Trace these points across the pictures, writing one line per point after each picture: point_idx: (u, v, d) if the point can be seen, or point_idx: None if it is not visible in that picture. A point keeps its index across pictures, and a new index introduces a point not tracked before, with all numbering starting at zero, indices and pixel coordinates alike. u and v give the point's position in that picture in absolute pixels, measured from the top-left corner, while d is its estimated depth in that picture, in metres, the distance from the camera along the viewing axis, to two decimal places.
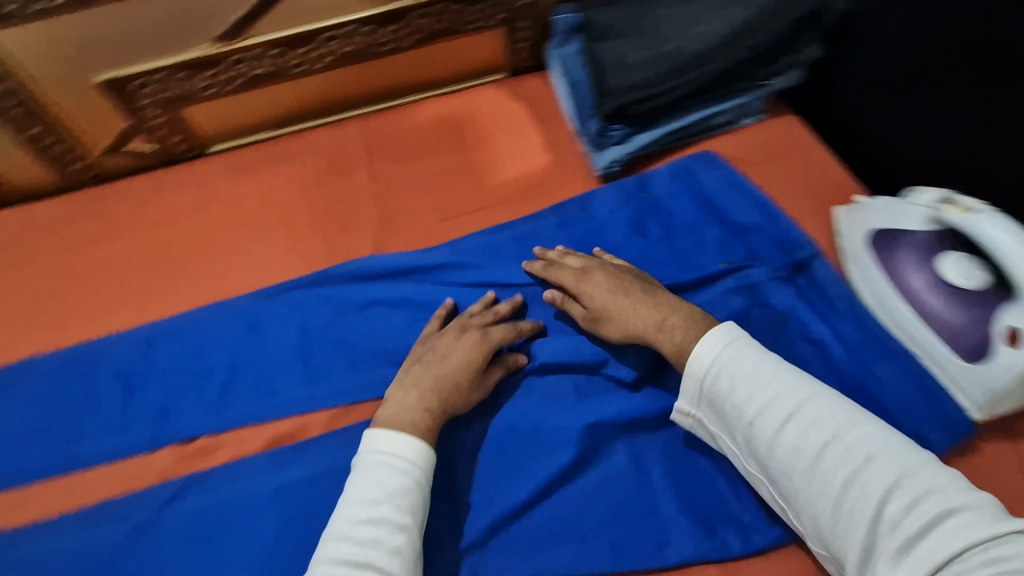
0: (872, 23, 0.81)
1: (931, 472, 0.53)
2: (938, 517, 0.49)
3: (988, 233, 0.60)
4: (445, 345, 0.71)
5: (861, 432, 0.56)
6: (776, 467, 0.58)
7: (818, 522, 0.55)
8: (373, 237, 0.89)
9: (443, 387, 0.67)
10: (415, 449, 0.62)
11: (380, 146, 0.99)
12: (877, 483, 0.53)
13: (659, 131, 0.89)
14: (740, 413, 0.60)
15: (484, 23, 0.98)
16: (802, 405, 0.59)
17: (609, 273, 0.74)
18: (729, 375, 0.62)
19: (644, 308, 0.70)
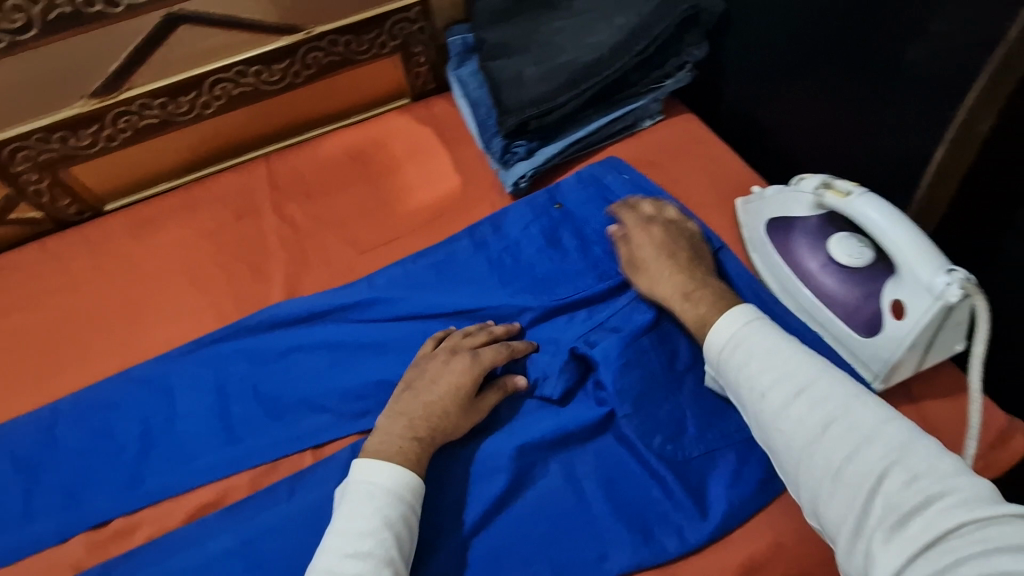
0: (741, 21, 0.84)
1: (932, 453, 0.50)
2: (934, 497, 0.47)
3: (864, 213, 0.63)
4: (430, 373, 0.69)
5: (867, 410, 0.53)
6: (776, 440, 0.56)
7: (810, 493, 0.53)
8: (287, 281, 0.87)
9: (428, 417, 0.66)
10: (400, 476, 0.61)
11: (285, 186, 0.96)
12: (876, 458, 0.50)
13: (562, 144, 0.90)
14: (752, 385, 0.59)
15: (378, 50, 0.98)
16: (814, 381, 0.56)
17: (671, 233, 0.75)
18: (747, 349, 0.60)
19: (682, 274, 0.71)
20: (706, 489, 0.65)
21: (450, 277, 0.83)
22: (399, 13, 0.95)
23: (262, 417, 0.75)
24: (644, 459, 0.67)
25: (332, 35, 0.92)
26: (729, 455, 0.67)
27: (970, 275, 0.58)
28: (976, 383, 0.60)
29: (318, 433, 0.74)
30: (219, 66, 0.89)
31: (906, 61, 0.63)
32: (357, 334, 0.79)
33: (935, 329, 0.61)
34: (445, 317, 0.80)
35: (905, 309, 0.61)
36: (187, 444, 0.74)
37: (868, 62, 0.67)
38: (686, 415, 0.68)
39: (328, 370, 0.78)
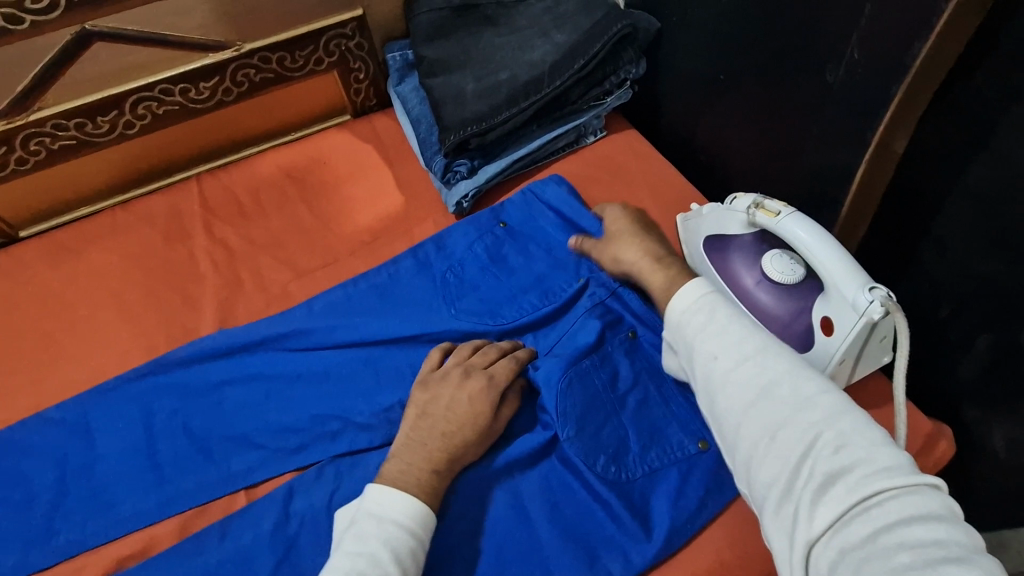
0: (675, 39, 0.86)
1: (864, 421, 0.49)
2: (858, 462, 0.46)
3: (795, 233, 0.65)
4: (444, 397, 0.66)
5: (810, 380, 0.52)
6: (718, 403, 0.55)
7: (742, 454, 0.52)
8: (219, 308, 0.82)
9: (447, 446, 0.64)
10: (414, 508, 0.59)
11: (218, 208, 0.92)
12: (809, 423, 0.49)
13: (505, 161, 0.89)
14: (704, 350, 0.57)
15: (314, 66, 0.95)
16: (762, 348, 0.55)
17: (643, 215, 0.76)
18: (705, 316, 0.59)
19: (650, 245, 0.71)
20: (649, 509, 0.65)
21: (394, 296, 0.81)
22: (334, 29, 0.93)
23: (191, 456, 0.71)
24: (587, 481, 0.66)
25: (264, 51, 0.90)
26: (672, 473, 0.66)
27: (891, 293, 0.60)
28: (900, 396, 0.61)
29: (252, 472, 0.70)
30: (142, 85, 0.85)
31: (827, 83, 0.65)
32: (294, 364, 0.76)
33: (861, 344, 0.63)
34: (387, 343, 0.77)
35: (833, 326, 0.63)
36: (110, 489, 0.70)
37: (791, 83, 0.69)
38: (629, 435, 0.68)
39: (263, 403, 0.74)
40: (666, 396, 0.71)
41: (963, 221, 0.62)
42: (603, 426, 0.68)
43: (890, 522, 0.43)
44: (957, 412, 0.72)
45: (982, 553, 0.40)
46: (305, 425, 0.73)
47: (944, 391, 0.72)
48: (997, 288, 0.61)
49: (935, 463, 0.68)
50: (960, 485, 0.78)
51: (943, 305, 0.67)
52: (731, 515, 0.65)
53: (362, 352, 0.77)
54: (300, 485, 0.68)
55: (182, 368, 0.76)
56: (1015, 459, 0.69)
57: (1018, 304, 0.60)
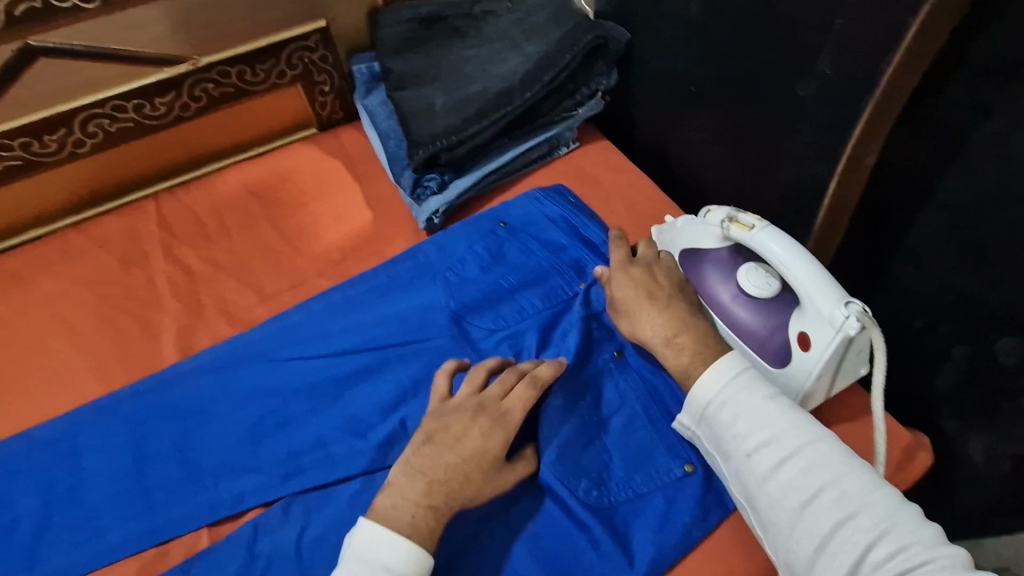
0: (646, 49, 0.85)
1: (911, 518, 0.49)
2: (918, 567, 0.46)
3: (769, 248, 0.64)
4: (453, 431, 0.62)
5: (854, 477, 0.52)
6: (759, 501, 0.54)
7: (788, 552, 0.51)
8: (178, 335, 0.79)
9: (450, 481, 0.59)
10: (407, 554, 0.55)
11: (177, 229, 0.88)
12: (860, 528, 0.49)
13: (476, 175, 0.87)
14: (739, 443, 0.56)
15: (276, 79, 0.92)
16: (801, 444, 0.54)
17: (654, 269, 0.69)
18: (736, 407, 0.57)
19: (664, 314, 0.65)
20: (632, 533, 0.63)
21: (357, 314, 0.76)
22: (297, 41, 0.90)
23: (150, 494, 0.67)
24: (567, 508, 0.63)
25: (223, 65, 0.87)
26: (656, 498, 0.64)
27: (865, 307, 0.60)
28: (878, 411, 0.61)
29: (215, 509, 0.66)
30: (91, 102, 0.81)
31: (797, 96, 0.64)
32: (261, 389, 0.72)
33: (838, 360, 0.62)
34: (358, 367, 0.73)
35: (810, 342, 0.62)
36: (61, 534, 0.65)
37: (761, 95, 0.69)
38: (611, 459, 0.66)
39: (229, 431, 0.70)
40: (649, 415, 0.69)
41: (935, 233, 0.61)
42: (580, 452, 0.66)
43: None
44: (933, 422, 0.72)
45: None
46: (274, 454, 0.68)
47: (920, 401, 0.72)
48: (972, 299, 0.61)
49: (915, 474, 0.67)
50: (938, 492, 0.78)
51: (917, 316, 0.67)
52: (714, 542, 0.63)
53: (335, 373, 0.73)
54: (267, 523, 0.64)
55: (139, 398, 0.72)
56: (992, 467, 0.69)
57: (992, 314, 0.60)
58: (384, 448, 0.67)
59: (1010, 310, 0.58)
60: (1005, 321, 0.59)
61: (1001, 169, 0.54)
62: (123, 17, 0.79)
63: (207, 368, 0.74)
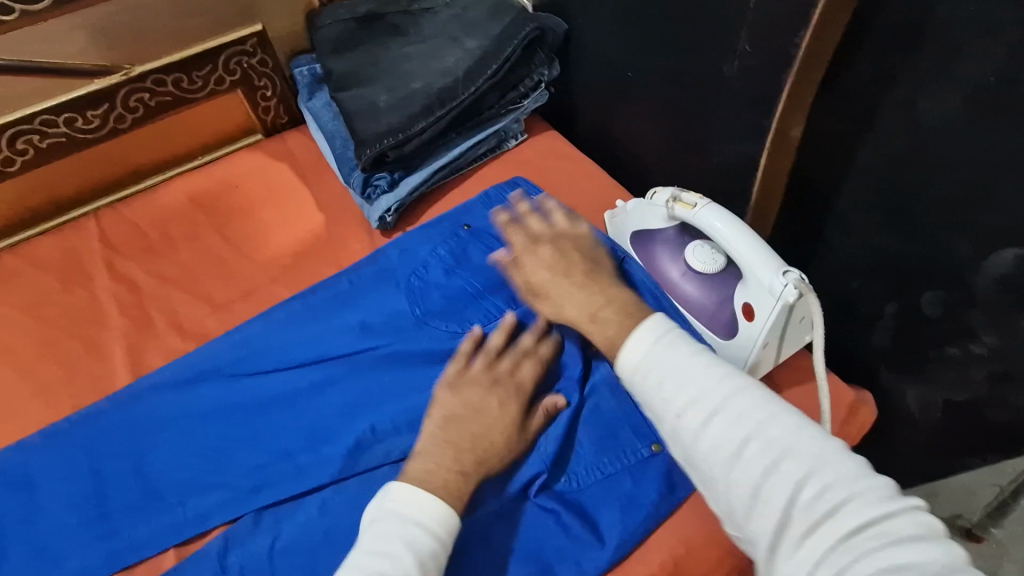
0: (582, 37, 0.87)
1: (836, 455, 0.48)
2: (843, 508, 0.45)
3: (710, 223, 0.66)
4: (469, 400, 0.65)
5: (779, 423, 0.50)
6: (691, 457, 0.53)
7: (727, 506, 0.51)
8: (129, 352, 0.77)
9: (478, 447, 0.62)
10: (435, 509, 0.56)
11: (121, 245, 0.85)
12: (788, 476, 0.47)
13: (425, 172, 0.87)
14: (666, 407, 0.55)
15: (215, 86, 0.90)
16: (724, 399, 0.52)
17: (562, 248, 0.69)
18: (659, 370, 0.56)
19: (581, 294, 0.65)
20: (600, 515, 0.64)
21: (318, 321, 0.76)
22: (233, 46, 0.88)
23: (111, 518, 0.65)
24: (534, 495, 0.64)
25: (157, 73, 0.85)
26: (624, 478, 0.65)
27: (803, 274, 0.62)
28: (820, 374, 0.64)
29: (179, 529, 0.65)
30: (17, 117, 0.79)
31: (725, 75, 0.67)
32: (223, 404, 0.71)
33: (782, 327, 0.64)
34: (321, 374, 0.73)
35: (754, 311, 0.64)
36: (16, 564, 0.63)
37: (692, 77, 0.71)
38: (578, 441, 0.67)
39: (192, 448, 0.69)
40: (620, 401, 0.70)
41: (860, 199, 0.65)
42: (550, 444, 0.66)
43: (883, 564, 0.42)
44: (873, 378, 0.76)
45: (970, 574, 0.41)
46: (239, 468, 0.67)
47: (860, 360, 0.76)
48: (896, 259, 0.65)
49: (860, 429, 0.71)
50: (883, 445, 0.83)
51: (851, 279, 0.71)
52: (685, 513, 0.64)
53: (299, 382, 0.72)
54: (236, 535, 0.63)
55: (94, 421, 0.70)
56: (929, 415, 0.74)
57: (915, 271, 0.64)
58: (351, 453, 0.67)
59: (931, 266, 0.63)
60: (927, 277, 0.63)
61: (909, 133, 0.58)
62: (46, 27, 0.77)
63: (166, 386, 0.72)
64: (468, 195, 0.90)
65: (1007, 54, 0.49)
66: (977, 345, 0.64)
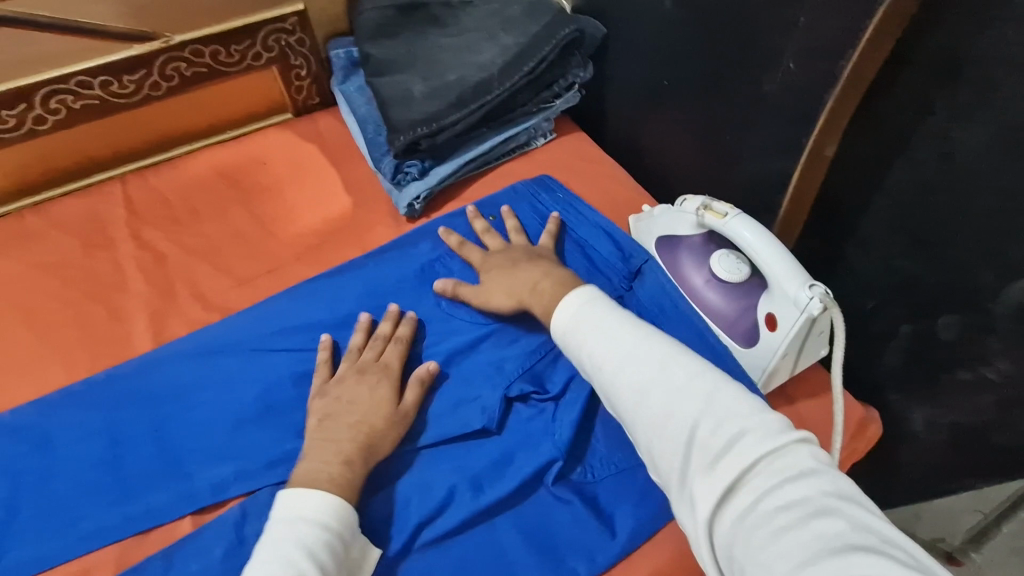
0: (621, 42, 0.88)
1: (738, 397, 0.52)
2: (735, 439, 0.49)
3: (739, 235, 0.67)
4: (341, 396, 0.66)
5: (684, 367, 0.56)
6: (614, 402, 0.58)
7: (643, 445, 0.55)
8: (151, 319, 0.77)
9: (356, 431, 0.63)
10: (325, 503, 0.57)
11: (146, 212, 0.85)
12: (688, 411, 0.52)
13: (455, 162, 0.88)
14: (591, 357, 0.60)
15: (252, 61, 0.91)
16: (639, 349, 0.58)
17: (509, 252, 0.77)
18: (584, 328, 0.62)
19: (523, 276, 0.72)
20: (615, 510, 0.65)
21: (341, 302, 0.77)
22: (274, 23, 0.89)
23: (126, 482, 0.65)
24: (548, 487, 0.65)
25: (196, 44, 0.85)
26: (639, 476, 0.66)
27: (828, 289, 0.63)
28: (837, 388, 0.65)
29: (193, 497, 0.64)
30: (55, 76, 0.78)
31: (764, 91, 0.69)
32: (244, 377, 0.71)
33: (803, 339, 0.66)
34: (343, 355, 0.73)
35: (777, 321, 0.66)
36: (30, 522, 0.63)
37: (729, 90, 0.73)
38: (595, 437, 0.69)
39: (213, 418, 0.69)
40: None
41: (885, 220, 0.67)
42: (566, 439, 0.67)
43: (772, 490, 0.46)
44: (881, 396, 0.78)
45: (850, 500, 0.45)
46: (257, 444, 0.67)
47: (869, 378, 0.78)
48: (915, 281, 0.67)
49: (866, 444, 0.73)
50: (885, 463, 0.85)
51: (868, 298, 0.73)
52: None
53: (323, 361, 0.73)
54: (254, 507, 0.64)
55: (115, 384, 0.70)
56: (934, 436, 0.76)
57: (934, 295, 0.66)
58: None
59: (950, 290, 0.65)
60: (945, 301, 0.66)
61: (942, 160, 0.60)
62: None
63: (189, 354, 0.72)
64: (494, 189, 0.91)
65: None
66: (989, 370, 0.66)
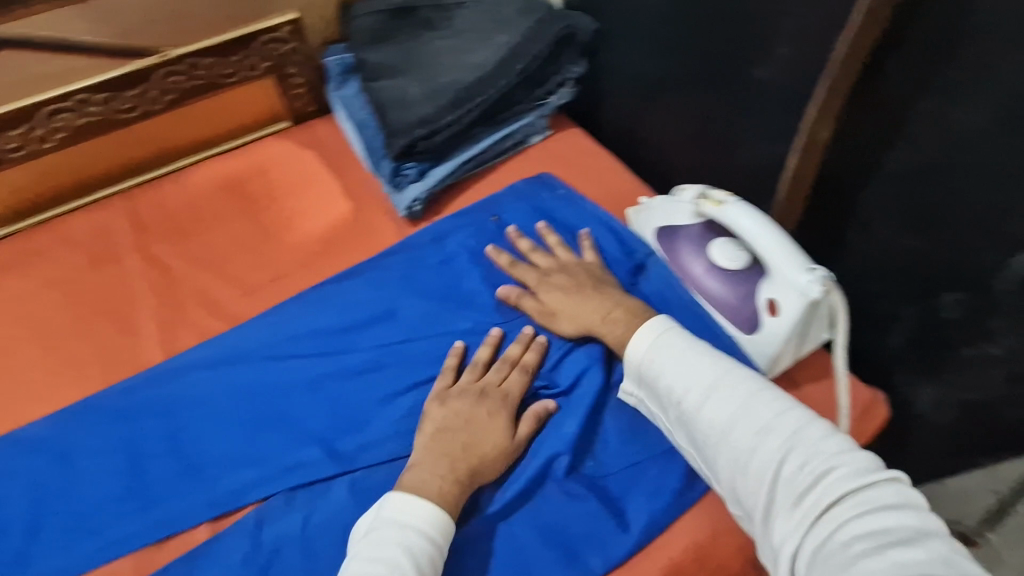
0: (613, 36, 0.88)
1: (823, 435, 0.54)
2: (821, 476, 0.50)
3: (738, 221, 0.68)
4: (461, 412, 0.66)
5: (768, 402, 0.57)
6: (694, 436, 0.60)
7: (724, 479, 0.57)
8: (160, 331, 0.78)
9: (470, 458, 0.63)
10: (434, 515, 0.57)
11: (152, 226, 0.86)
12: (773, 447, 0.54)
13: (453, 163, 0.89)
14: (669, 391, 0.62)
15: (248, 72, 0.91)
16: (720, 384, 0.59)
17: (575, 272, 0.75)
18: (660, 362, 0.64)
19: (597, 301, 0.71)
20: (627, 502, 0.65)
21: (345, 307, 0.77)
22: (268, 33, 0.89)
23: (147, 492, 0.66)
24: (559, 483, 0.66)
25: (193, 57, 0.85)
26: (650, 467, 0.67)
27: (828, 272, 0.63)
28: (841, 371, 0.65)
29: (210, 505, 0.65)
30: (55, 95, 0.79)
31: (757, 78, 0.69)
32: (254, 386, 0.72)
33: (805, 323, 0.66)
34: (349, 360, 0.74)
35: (778, 307, 0.66)
36: (52, 534, 0.64)
37: (722, 80, 0.73)
38: (605, 431, 0.69)
39: (226, 426, 0.70)
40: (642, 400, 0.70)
41: (886, 202, 0.67)
42: (573, 435, 0.67)
43: (856, 525, 0.47)
44: (888, 379, 0.78)
45: (939, 538, 0.45)
46: (271, 450, 0.68)
47: (876, 361, 0.78)
48: (918, 262, 0.67)
49: (875, 426, 0.73)
50: (894, 445, 0.85)
51: (872, 280, 0.72)
52: (708, 503, 0.65)
53: (331, 367, 0.73)
54: (270, 512, 0.65)
55: (129, 395, 0.71)
56: (943, 415, 0.76)
57: (938, 274, 0.66)
58: (382, 439, 0.68)
59: (953, 269, 0.64)
60: (949, 280, 0.65)
61: (939, 139, 0.60)
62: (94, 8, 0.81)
63: (200, 364, 0.73)
64: (494, 189, 0.91)
65: None
66: (993, 346, 0.66)
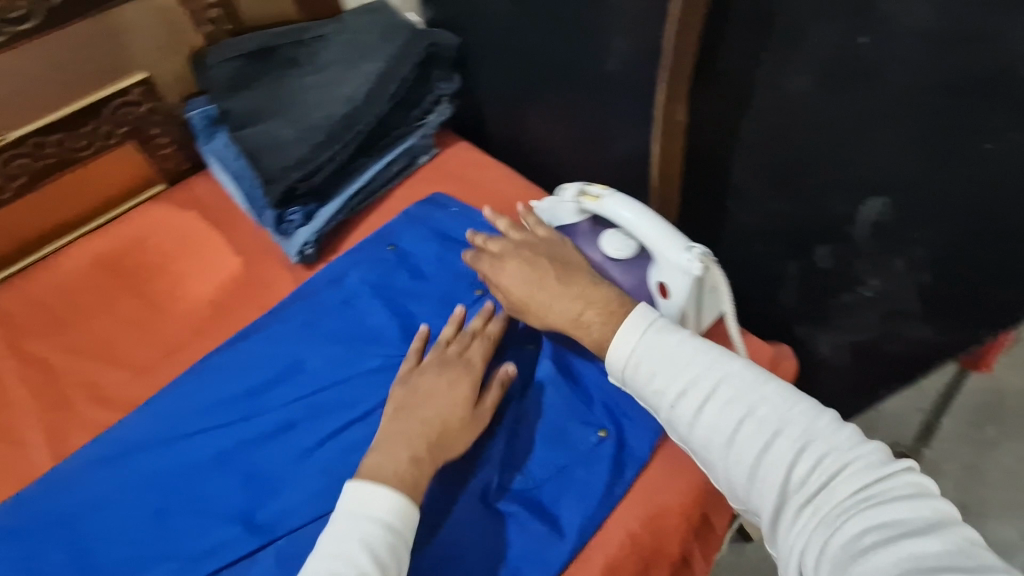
0: (477, 47, 0.89)
1: (831, 428, 0.51)
2: (834, 476, 0.49)
3: (618, 212, 0.71)
4: (427, 388, 0.65)
5: (770, 399, 0.53)
6: (692, 441, 0.56)
7: (726, 482, 0.54)
8: (48, 434, 0.72)
9: (429, 430, 0.62)
10: (393, 503, 0.55)
11: (23, 322, 0.80)
12: (782, 449, 0.51)
13: (340, 199, 0.87)
14: (662, 397, 0.57)
15: (104, 141, 0.87)
16: (719, 385, 0.55)
17: (529, 258, 0.70)
18: (649, 365, 0.58)
19: (560, 297, 0.65)
20: (559, 508, 0.65)
21: (248, 369, 0.74)
22: (118, 97, 0.85)
23: None
24: (490, 505, 0.65)
25: (37, 136, 0.80)
26: (577, 469, 0.67)
27: (705, 249, 0.66)
28: (736, 338, 0.68)
29: None
30: None
31: (609, 71, 0.71)
32: (159, 472, 0.68)
33: (696, 299, 0.68)
34: (258, 423, 0.71)
35: (669, 289, 0.68)
36: None
37: (581, 77, 0.75)
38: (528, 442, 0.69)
39: (134, 521, 0.65)
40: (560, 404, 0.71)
41: (749, 171, 0.70)
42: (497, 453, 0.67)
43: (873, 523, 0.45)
44: (789, 333, 0.81)
45: (955, 525, 0.44)
46: (186, 536, 0.64)
47: (776, 319, 0.81)
48: (788, 222, 0.71)
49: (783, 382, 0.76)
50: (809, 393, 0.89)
51: (755, 246, 0.76)
52: (637, 492, 0.67)
53: (240, 434, 0.70)
54: None
55: (19, 511, 0.66)
56: (842, 358, 0.80)
57: (808, 230, 0.70)
58: (302, 499, 0.65)
59: (817, 224, 0.68)
60: (817, 234, 0.69)
61: (778, 107, 0.63)
62: None
63: (96, 461, 0.69)
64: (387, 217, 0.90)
65: (849, 23, 0.55)
66: (865, 289, 0.70)
